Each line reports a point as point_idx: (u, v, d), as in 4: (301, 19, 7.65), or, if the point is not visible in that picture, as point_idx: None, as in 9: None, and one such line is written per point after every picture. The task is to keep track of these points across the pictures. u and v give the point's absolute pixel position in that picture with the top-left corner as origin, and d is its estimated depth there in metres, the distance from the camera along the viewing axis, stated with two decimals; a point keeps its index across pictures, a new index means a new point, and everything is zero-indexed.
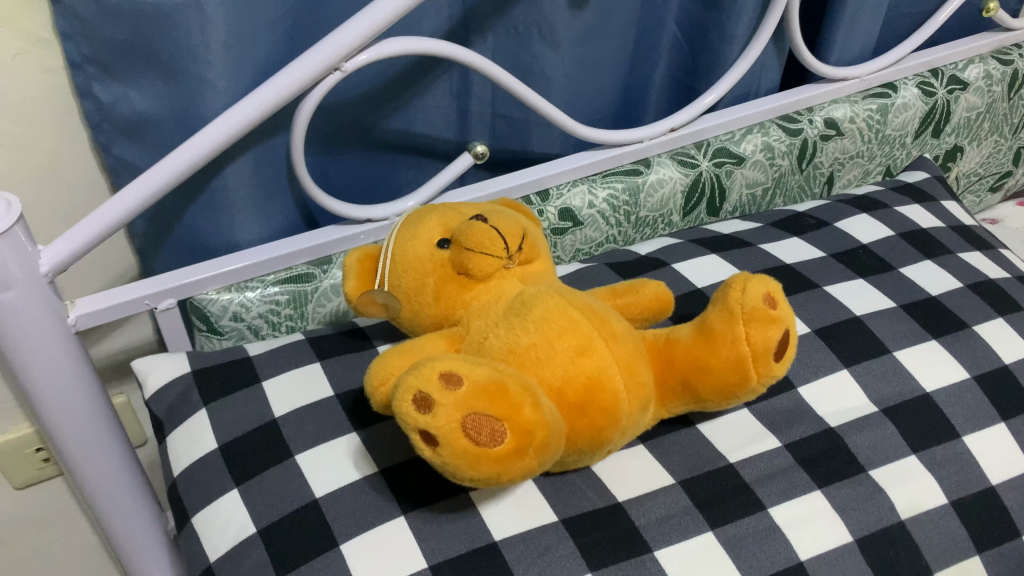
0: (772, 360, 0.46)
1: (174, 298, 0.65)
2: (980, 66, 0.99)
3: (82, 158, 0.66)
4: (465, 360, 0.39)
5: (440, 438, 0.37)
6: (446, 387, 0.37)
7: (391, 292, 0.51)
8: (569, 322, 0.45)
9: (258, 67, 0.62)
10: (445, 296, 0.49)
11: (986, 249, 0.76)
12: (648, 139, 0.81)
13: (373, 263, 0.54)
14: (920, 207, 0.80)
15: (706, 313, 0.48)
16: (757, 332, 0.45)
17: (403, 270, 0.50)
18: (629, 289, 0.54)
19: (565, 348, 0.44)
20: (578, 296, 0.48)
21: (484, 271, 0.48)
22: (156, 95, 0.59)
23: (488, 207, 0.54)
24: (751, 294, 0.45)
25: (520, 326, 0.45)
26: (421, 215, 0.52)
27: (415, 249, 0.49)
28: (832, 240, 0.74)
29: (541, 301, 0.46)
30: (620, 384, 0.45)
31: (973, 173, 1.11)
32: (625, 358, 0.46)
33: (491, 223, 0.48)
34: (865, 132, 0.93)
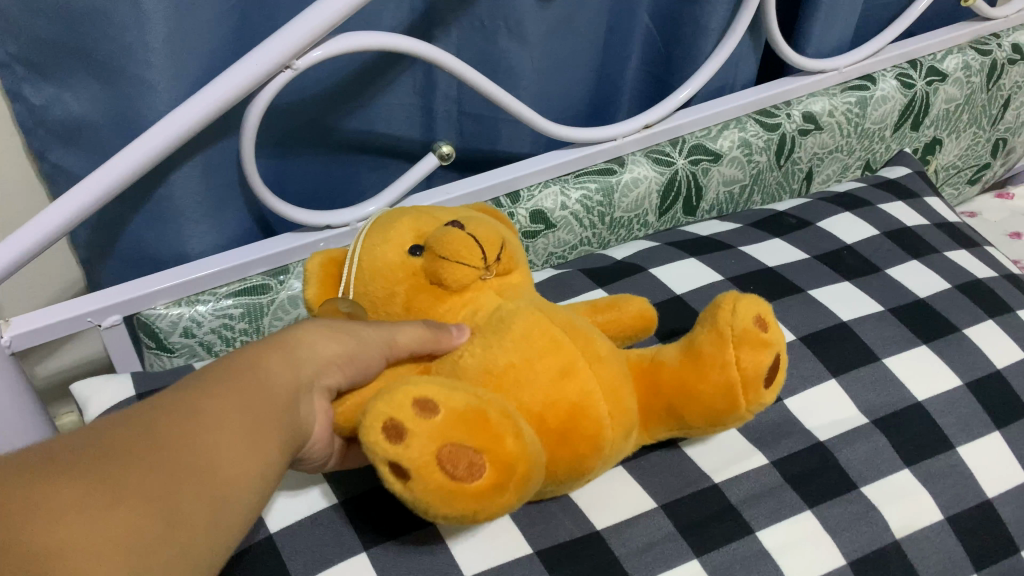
0: (761, 387, 0.43)
1: (119, 314, 0.60)
2: (959, 57, 0.97)
3: (18, 165, 0.62)
4: (441, 382, 0.36)
5: (413, 472, 0.33)
6: (419, 415, 0.33)
7: (357, 301, 0.47)
8: (551, 343, 0.41)
9: (205, 66, 0.57)
10: (414, 302, 0.45)
11: (972, 247, 0.74)
12: (621, 137, 0.78)
13: (338, 269, 0.50)
14: (904, 205, 0.77)
15: (694, 335, 0.44)
16: (747, 356, 0.42)
17: (371, 276, 0.46)
18: (611, 305, 0.50)
19: (546, 369, 0.40)
20: (559, 311, 0.44)
21: (459, 283, 0.44)
22: (92, 97, 0.55)
23: (463, 211, 0.50)
24: (742, 317, 0.42)
25: (498, 340, 0.42)
26: (392, 217, 0.48)
27: (385, 255, 0.45)
28: (816, 240, 0.71)
29: (520, 315, 0.43)
30: (603, 410, 0.41)
31: (951, 166, 1.09)
32: (610, 380, 0.42)
33: (468, 231, 0.44)
34: (843, 126, 0.90)
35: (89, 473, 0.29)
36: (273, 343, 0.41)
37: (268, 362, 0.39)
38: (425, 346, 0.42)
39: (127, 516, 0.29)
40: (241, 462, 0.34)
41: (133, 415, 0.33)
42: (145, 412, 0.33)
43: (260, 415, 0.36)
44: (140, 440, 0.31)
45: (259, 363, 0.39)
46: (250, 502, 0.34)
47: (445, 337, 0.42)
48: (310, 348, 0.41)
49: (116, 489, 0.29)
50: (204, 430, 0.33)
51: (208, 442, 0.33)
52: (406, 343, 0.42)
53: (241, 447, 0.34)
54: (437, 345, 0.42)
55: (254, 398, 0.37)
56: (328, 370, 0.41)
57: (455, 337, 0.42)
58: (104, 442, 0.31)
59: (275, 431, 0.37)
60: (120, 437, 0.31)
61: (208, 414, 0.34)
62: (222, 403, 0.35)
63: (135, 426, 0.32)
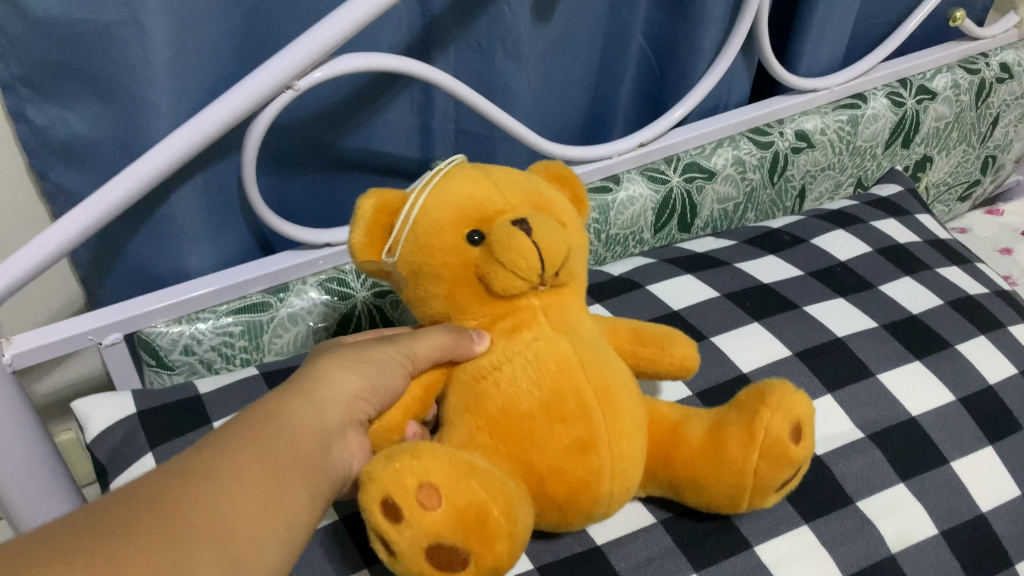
0: (768, 493, 0.44)
1: (120, 332, 0.60)
2: (948, 75, 0.98)
3: (19, 184, 0.62)
4: (457, 464, 0.36)
5: (401, 554, 0.34)
6: (422, 508, 0.34)
7: (400, 262, 0.44)
8: (579, 407, 0.41)
9: (207, 86, 0.58)
10: (460, 284, 0.43)
11: (964, 264, 0.75)
12: (617, 156, 0.78)
13: (390, 218, 0.45)
14: (896, 222, 0.78)
15: (726, 422, 0.45)
16: (766, 470, 0.43)
17: (419, 247, 0.43)
18: (657, 343, 0.49)
19: (565, 435, 0.40)
20: (595, 364, 0.43)
21: (507, 289, 0.42)
22: (95, 118, 0.56)
23: (534, 188, 0.46)
24: (777, 428, 0.43)
25: (524, 394, 0.41)
26: (457, 183, 0.44)
27: (441, 233, 0.42)
28: (810, 257, 0.72)
29: (552, 365, 0.42)
30: (607, 483, 0.41)
31: (942, 183, 1.10)
32: (623, 452, 0.42)
33: (535, 236, 0.40)
34: (836, 144, 0.92)
35: (95, 552, 0.30)
36: (294, 387, 0.43)
37: (291, 409, 0.41)
38: (444, 351, 0.43)
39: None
40: (256, 525, 0.35)
41: (147, 482, 0.34)
42: (159, 478, 0.34)
43: (278, 472, 0.37)
44: (146, 507, 0.32)
45: (280, 409, 0.40)
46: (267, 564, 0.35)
47: (465, 343, 0.43)
48: (332, 387, 0.43)
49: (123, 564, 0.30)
50: (215, 493, 0.34)
51: (219, 502, 0.34)
52: (423, 352, 0.43)
53: (256, 507, 0.35)
54: (455, 349, 0.43)
55: (272, 454, 0.38)
56: (354, 404, 0.43)
57: (475, 344, 0.43)
58: (111, 517, 0.32)
59: (296, 481, 0.38)
60: (127, 505, 0.32)
61: (220, 478, 0.35)
62: (234, 463, 0.36)
63: (143, 499, 0.33)
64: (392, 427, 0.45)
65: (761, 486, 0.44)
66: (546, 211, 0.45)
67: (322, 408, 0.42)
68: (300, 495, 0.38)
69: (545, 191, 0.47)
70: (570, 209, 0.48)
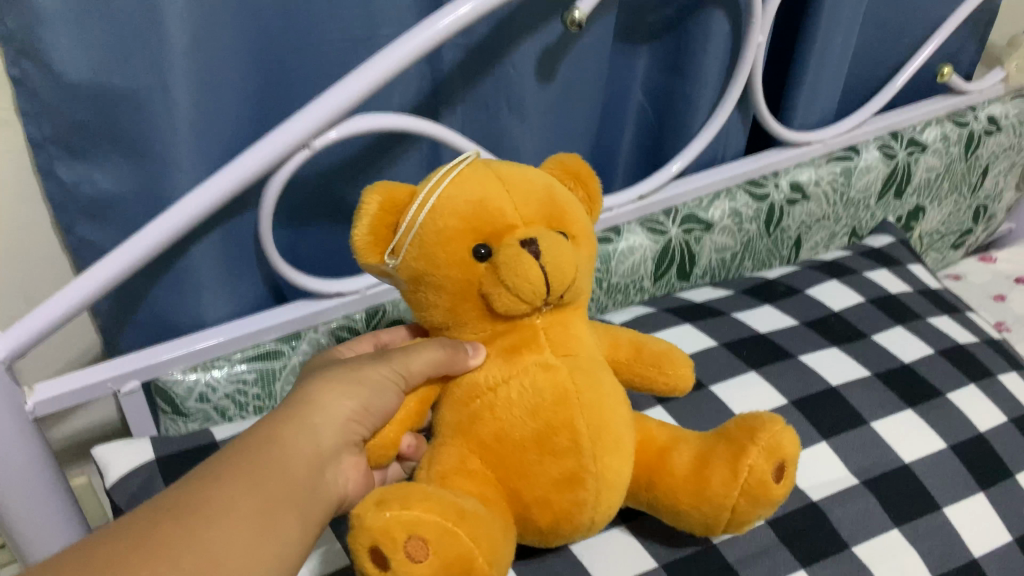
0: (743, 522, 0.49)
1: (138, 380, 0.62)
2: (937, 129, 1.02)
3: (45, 237, 0.65)
4: (448, 513, 0.40)
5: None
6: (410, 560, 0.39)
7: (407, 261, 0.46)
8: (569, 441, 0.45)
9: (226, 144, 0.61)
10: (462, 294, 0.46)
11: (955, 314, 0.77)
12: (617, 207, 0.81)
13: (398, 213, 0.46)
14: (888, 272, 0.80)
15: (713, 455, 0.48)
16: (741, 507, 0.47)
17: (426, 251, 0.45)
18: (659, 364, 0.52)
19: (551, 467, 0.44)
20: (591, 392, 0.46)
21: (507, 308, 0.45)
22: (121, 176, 0.59)
23: (548, 192, 0.48)
24: (761, 470, 0.47)
25: (520, 424, 0.45)
26: (471, 188, 0.46)
27: (450, 243, 0.44)
28: (805, 308, 0.74)
29: (551, 398, 0.45)
30: (586, 512, 0.46)
31: (935, 232, 1.13)
32: (608, 482, 0.46)
33: (542, 260, 0.43)
34: (829, 195, 0.95)
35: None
36: (288, 411, 0.47)
37: (283, 437, 0.45)
38: (439, 367, 0.46)
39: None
40: (243, 559, 0.39)
41: (143, 521, 0.38)
42: (154, 517, 0.39)
43: (268, 507, 0.41)
44: (140, 549, 0.37)
45: (274, 437, 0.45)
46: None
47: (460, 358, 0.47)
48: (328, 407, 0.47)
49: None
50: (204, 533, 0.38)
51: (211, 539, 0.38)
52: (417, 368, 0.47)
53: (245, 544, 0.39)
54: (450, 365, 0.47)
55: (265, 488, 0.42)
56: (347, 426, 0.47)
57: (469, 359, 0.47)
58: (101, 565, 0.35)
59: (286, 511, 0.42)
60: (124, 547, 0.37)
61: (209, 517, 0.39)
62: (226, 498, 0.40)
63: (132, 543, 0.37)
64: (388, 443, 0.48)
65: (736, 518, 0.48)
66: (555, 221, 0.47)
67: (314, 432, 0.46)
68: (289, 524, 0.42)
69: (558, 192, 0.49)
70: (580, 210, 0.50)
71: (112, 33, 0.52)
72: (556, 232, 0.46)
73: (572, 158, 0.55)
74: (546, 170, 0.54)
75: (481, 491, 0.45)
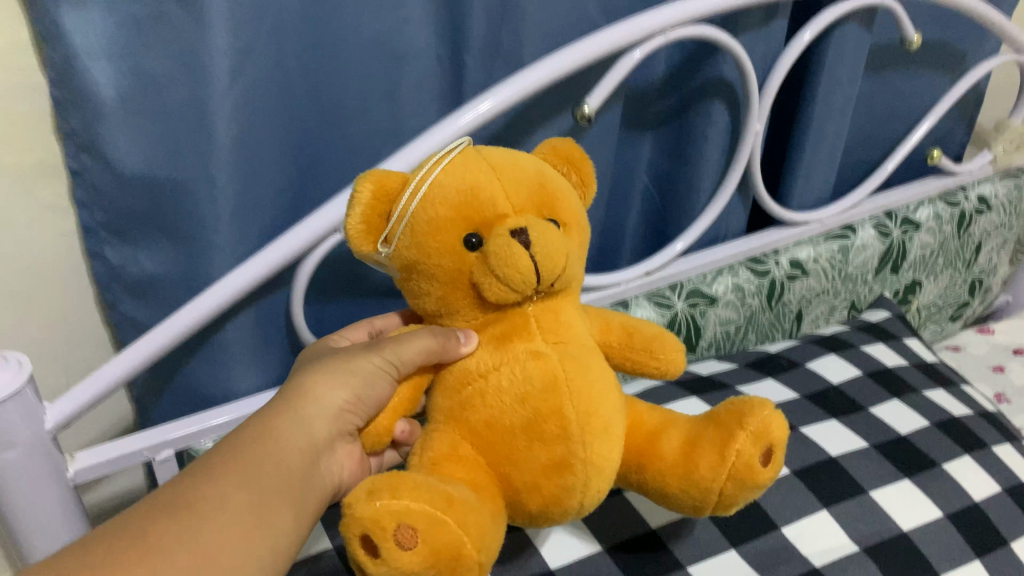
0: (733, 504, 0.48)
1: (171, 450, 0.66)
2: (930, 207, 1.06)
3: (89, 314, 0.70)
4: (437, 500, 0.39)
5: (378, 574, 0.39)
6: (398, 548, 0.38)
7: (397, 254, 0.45)
8: (560, 427, 0.43)
9: (263, 227, 0.66)
10: (454, 282, 0.45)
11: (949, 387, 0.80)
12: (624, 282, 0.85)
13: (386, 202, 0.45)
14: (885, 346, 0.84)
15: (704, 440, 0.47)
16: (730, 490, 0.47)
17: (417, 241, 0.44)
18: (648, 349, 0.51)
19: (542, 454, 0.43)
20: (582, 378, 0.45)
21: (498, 297, 0.44)
22: (165, 258, 0.63)
23: (540, 179, 0.46)
24: (747, 454, 0.46)
25: (509, 410, 0.44)
26: (460, 176, 0.44)
27: (440, 233, 0.43)
28: (805, 381, 0.78)
29: (540, 385, 0.44)
30: (576, 498, 0.44)
31: (932, 305, 1.17)
32: (599, 470, 0.45)
33: (533, 250, 0.41)
34: (828, 271, 0.99)
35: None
36: (281, 403, 0.50)
37: (275, 430, 0.48)
38: (429, 357, 0.46)
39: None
40: (234, 553, 0.42)
41: (145, 512, 0.42)
42: (153, 508, 0.42)
43: (260, 499, 0.45)
44: (141, 537, 0.40)
45: (265, 428, 0.48)
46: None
47: (451, 346, 0.46)
48: (315, 399, 0.50)
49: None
50: (196, 529, 0.41)
51: (206, 531, 0.41)
52: (408, 359, 0.47)
53: (236, 538, 0.42)
54: (441, 353, 0.46)
55: (256, 484, 0.45)
56: (339, 417, 0.49)
57: (462, 345, 0.46)
58: (98, 561, 0.38)
59: (276, 502, 0.46)
60: (124, 536, 0.40)
61: (203, 512, 0.42)
62: (219, 488, 0.44)
63: (129, 539, 0.40)
64: (381, 432, 0.47)
65: (724, 501, 0.47)
66: (547, 205, 0.45)
67: (304, 424, 0.49)
68: (280, 512, 0.46)
69: (549, 178, 0.47)
70: (573, 197, 0.48)
71: (165, 130, 0.57)
72: (547, 221, 0.45)
73: (564, 141, 0.53)
74: (538, 155, 0.52)
75: (471, 477, 0.43)
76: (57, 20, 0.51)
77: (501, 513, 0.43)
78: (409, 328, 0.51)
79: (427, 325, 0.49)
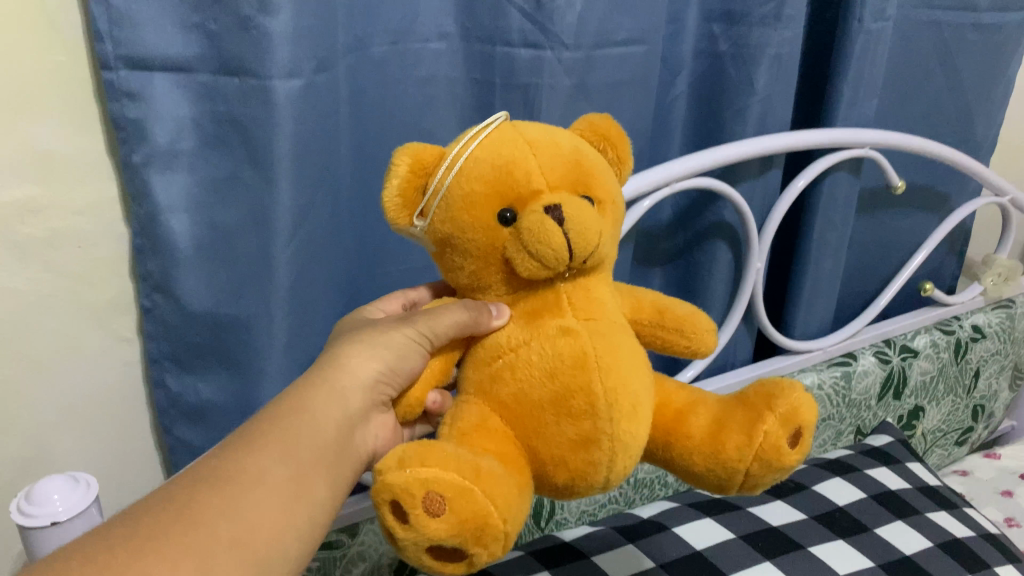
0: (762, 482, 0.45)
1: None
2: (926, 336, 1.13)
3: (142, 438, 0.76)
4: (465, 470, 0.36)
5: (404, 544, 0.35)
6: (427, 515, 0.34)
7: (433, 230, 0.44)
8: (588, 401, 0.41)
9: (313, 358, 0.72)
10: (487, 258, 0.44)
11: (951, 508, 0.84)
12: None
13: (423, 177, 0.44)
14: (888, 470, 0.88)
15: (731, 421, 0.45)
16: (758, 471, 0.44)
17: (453, 216, 0.43)
18: (677, 328, 0.50)
19: (571, 428, 0.41)
20: (613, 354, 0.43)
21: (530, 272, 0.42)
22: (220, 386, 0.70)
23: (576, 158, 0.44)
24: (776, 436, 0.43)
25: (537, 384, 0.41)
26: (497, 151, 0.43)
27: (474, 207, 0.42)
28: (813, 502, 0.82)
29: (570, 360, 0.42)
30: (604, 474, 0.42)
31: (937, 430, 1.21)
32: (629, 448, 0.42)
33: (566, 226, 0.40)
34: (832, 397, 1.04)
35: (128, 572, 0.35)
36: (320, 373, 0.49)
37: (313, 402, 0.47)
38: (462, 330, 0.45)
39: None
40: (276, 523, 0.41)
41: (176, 491, 0.40)
42: (187, 484, 0.40)
43: (300, 472, 0.43)
44: (178, 514, 0.38)
45: (305, 399, 0.47)
46: (286, 555, 0.41)
47: (484, 319, 0.45)
48: (354, 370, 0.49)
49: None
50: (238, 501, 0.40)
51: (244, 505, 0.40)
52: (442, 331, 0.46)
53: (276, 511, 0.41)
54: (475, 326, 0.45)
55: (296, 456, 0.44)
56: (377, 387, 0.49)
57: (494, 319, 0.45)
58: (145, 530, 0.37)
59: (317, 475, 0.44)
60: (157, 516, 0.38)
61: (244, 485, 0.41)
62: (255, 462, 0.42)
63: (174, 509, 0.38)
64: (413, 402, 0.47)
65: (750, 481, 0.45)
66: (582, 184, 0.44)
67: (343, 395, 0.48)
68: (320, 485, 0.44)
69: (586, 156, 0.45)
70: (611, 176, 0.47)
71: (231, 272, 0.65)
72: (582, 198, 0.43)
73: (602, 118, 0.50)
74: (573, 132, 0.50)
75: (498, 449, 0.40)
76: (146, 181, 0.60)
77: (528, 485, 0.41)
78: (445, 300, 0.50)
79: (460, 299, 0.48)
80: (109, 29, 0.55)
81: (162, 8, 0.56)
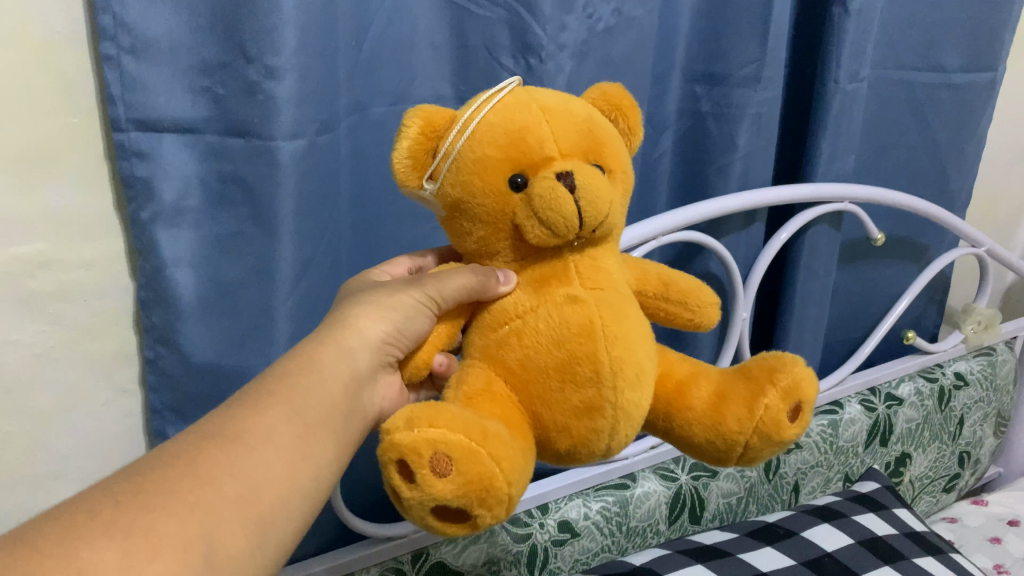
0: (759, 453, 0.47)
1: None
2: (910, 384, 1.15)
3: None
4: (472, 432, 0.36)
5: (411, 503, 0.36)
6: (433, 475, 0.35)
7: (443, 192, 0.45)
8: (594, 369, 0.41)
9: None
10: (496, 223, 0.45)
11: (937, 553, 0.86)
12: (632, 456, 0.92)
13: (433, 140, 0.45)
14: (875, 515, 0.90)
15: (732, 393, 0.46)
16: (756, 443, 0.46)
17: (464, 180, 0.44)
18: (683, 299, 0.51)
19: (576, 396, 0.42)
20: (618, 323, 0.43)
21: (539, 241, 0.43)
22: None
23: (588, 125, 0.45)
24: (776, 410, 0.45)
25: (543, 351, 0.42)
26: (509, 117, 0.44)
27: (485, 171, 0.43)
28: (802, 548, 0.83)
29: (576, 328, 0.42)
30: (605, 442, 0.43)
31: (924, 476, 1.22)
32: (631, 418, 0.43)
33: (577, 195, 0.41)
34: (820, 445, 1.06)
35: (134, 527, 0.35)
36: (329, 332, 0.50)
37: (321, 361, 0.48)
38: (469, 294, 0.45)
39: (170, 563, 0.35)
40: (280, 484, 0.42)
41: (181, 449, 0.40)
42: (193, 443, 0.41)
43: (305, 434, 0.44)
44: (184, 470, 0.39)
45: (313, 359, 0.48)
46: (289, 518, 0.42)
47: (490, 284, 0.45)
48: (361, 329, 0.50)
49: (166, 531, 0.36)
50: (242, 461, 0.41)
51: (248, 465, 0.41)
52: (448, 295, 0.46)
53: (280, 471, 0.42)
54: (481, 291, 0.45)
55: (302, 416, 0.45)
56: (383, 349, 0.49)
57: (501, 284, 0.46)
58: (151, 488, 0.38)
59: (321, 437, 0.45)
60: (162, 474, 0.39)
61: (250, 445, 0.42)
62: (261, 420, 0.43)
63: (181, 466, 0.39)
64: (421, 364, 0.48)
65: (748, 454, 0.47)
66: (595, 152, 0.44)
67: (350, 354, 0.49)
68: (324, 447, 0.45)
69: (598, 125, 0.46)
70: (622, 147, 0.47)
71: (232, 325, 0.67)
72: (593, 167, 0.44)
73: (614, 87, 0.51)
74: (587, 100, 0.50)
75: (504, 413, 0.41)
76: (152, 237, 0.62)
77: (532, 450, 0.41)
78: (453, 264, 0.51)
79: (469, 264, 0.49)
80: (122, 94, 0.58)
81: (173, 72, 0.59)
